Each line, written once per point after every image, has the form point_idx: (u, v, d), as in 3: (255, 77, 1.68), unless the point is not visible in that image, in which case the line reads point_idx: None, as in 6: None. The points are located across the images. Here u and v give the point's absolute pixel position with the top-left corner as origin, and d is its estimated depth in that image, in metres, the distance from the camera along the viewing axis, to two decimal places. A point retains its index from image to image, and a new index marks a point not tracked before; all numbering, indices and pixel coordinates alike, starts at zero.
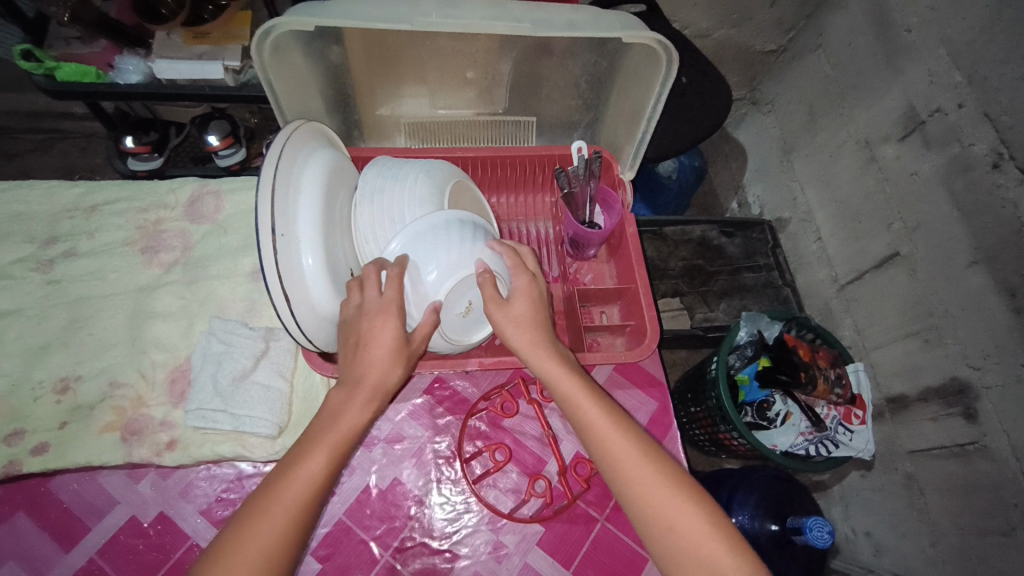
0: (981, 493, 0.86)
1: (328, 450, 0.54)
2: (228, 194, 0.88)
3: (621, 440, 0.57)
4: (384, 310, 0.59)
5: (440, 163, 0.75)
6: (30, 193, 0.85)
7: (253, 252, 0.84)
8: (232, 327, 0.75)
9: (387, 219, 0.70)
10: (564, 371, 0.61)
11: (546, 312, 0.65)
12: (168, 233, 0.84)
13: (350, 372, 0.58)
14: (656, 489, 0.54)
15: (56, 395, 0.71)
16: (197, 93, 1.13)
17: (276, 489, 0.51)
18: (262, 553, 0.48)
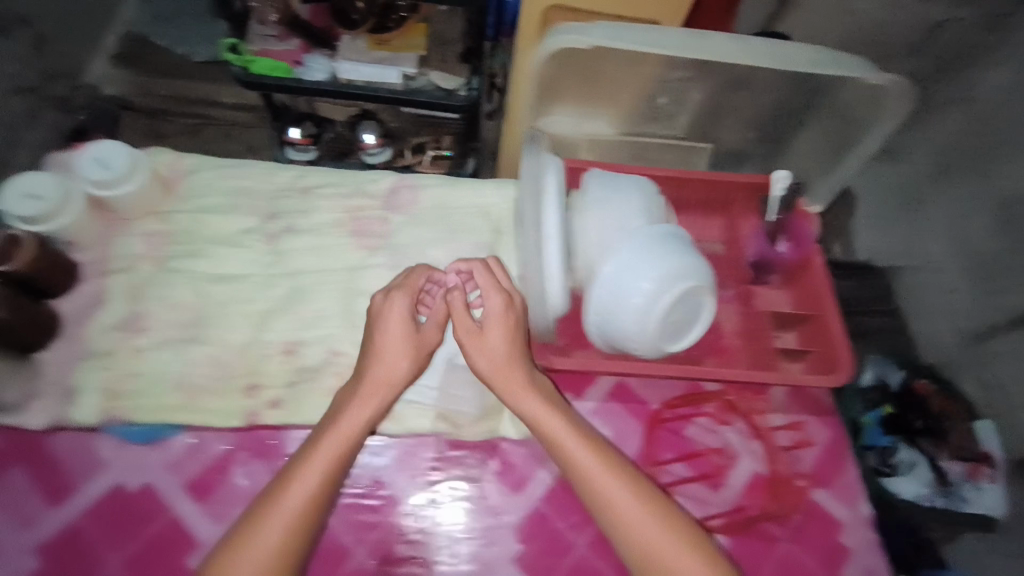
0: None
1: (342, 443, 0.65)
2: (423, 189, 0.92)
3: (595, 467, 0.65)
4: (394, 321, 0.72)
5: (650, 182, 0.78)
6: (250, 170, 0.89)
7: (449, 245, 0.89)
8: None
9: (613, 225, 0.72)
10: (544, 402, 0.69)
11: (522, 338, 0.72)
12: (370, 220, 0.89)
13: (359, 373, 0.71)
14: (625, 509, 0.62)
15: (283, 355, 0.77)
16: (372, 95, 1.17)
17: (294, 470, 0.63)
18: (284, 526, 0.59)
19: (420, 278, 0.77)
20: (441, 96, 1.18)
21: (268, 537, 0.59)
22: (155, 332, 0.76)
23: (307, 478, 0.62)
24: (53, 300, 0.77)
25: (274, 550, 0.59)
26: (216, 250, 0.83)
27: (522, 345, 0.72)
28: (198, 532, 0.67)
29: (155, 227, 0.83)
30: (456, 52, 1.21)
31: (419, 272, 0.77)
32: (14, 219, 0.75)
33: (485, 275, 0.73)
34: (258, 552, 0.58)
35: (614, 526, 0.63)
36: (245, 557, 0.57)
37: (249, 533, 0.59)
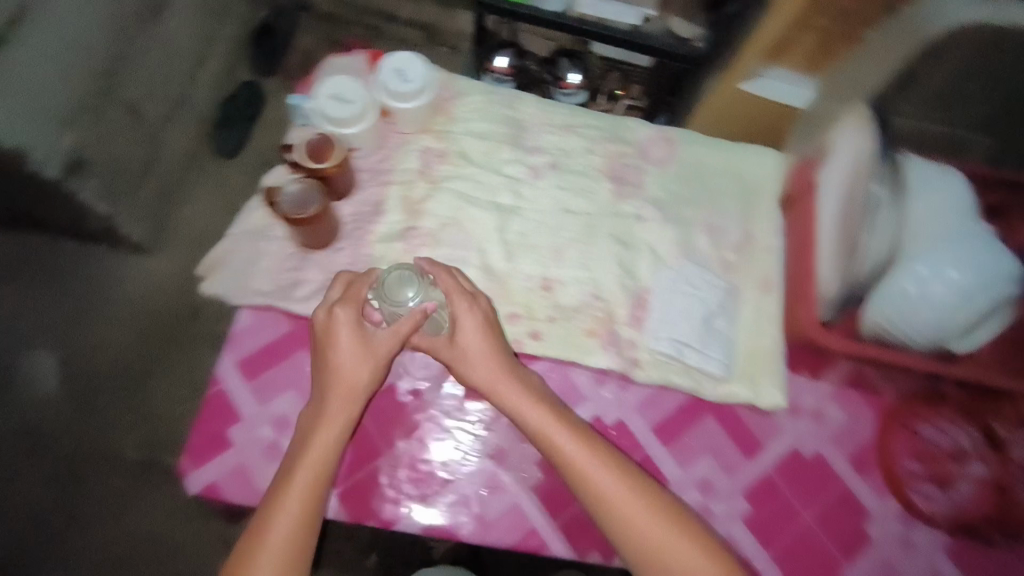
0: None
1: (314, 455, 0.63)
2: (682, 143, 0.92)
3: (602, 475, 0.62)
4: (339, 326, 0.68)
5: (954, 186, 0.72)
6: (524, 105, 0.92)
7: (710, 206, 0.88)
8: (695, 272, 0.82)
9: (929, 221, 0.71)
10: (536, 402, 0.68)
11: (493, 332, 0.72)
12: (630, 169, 0.90)
13: (318, 383, 0.68)
14: (648, 524, 0.60)
15: (542, 291, 0.81)
16: (600, 35, 1.01)
17: (272, 510, 0.59)
18: (296, 517, 0.59)
19: (364, 289, 0.70)
20: (674, 44, 0.99)
21: (278, 542, 0.57)
22: (436, 249, 0.80)
23: (303, 474, 0.61)
24: (339, 202, 0.82)
25: (287, 538, 0.57)
26: (485, 176, 0.86)
27: (497, 346, 0.71)
28: (465, 439, 0.75)
29: (431, 142, 0.87)
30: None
31: (359, 280, 0.72)
32: (320, 117, 0.81)
33: (445, 281, 0.72)
34: (281, 540, 0.57)
35: (640, 552, 0.59)
36: (265, 551, 0.56)
37: (262, 524, 0.58)
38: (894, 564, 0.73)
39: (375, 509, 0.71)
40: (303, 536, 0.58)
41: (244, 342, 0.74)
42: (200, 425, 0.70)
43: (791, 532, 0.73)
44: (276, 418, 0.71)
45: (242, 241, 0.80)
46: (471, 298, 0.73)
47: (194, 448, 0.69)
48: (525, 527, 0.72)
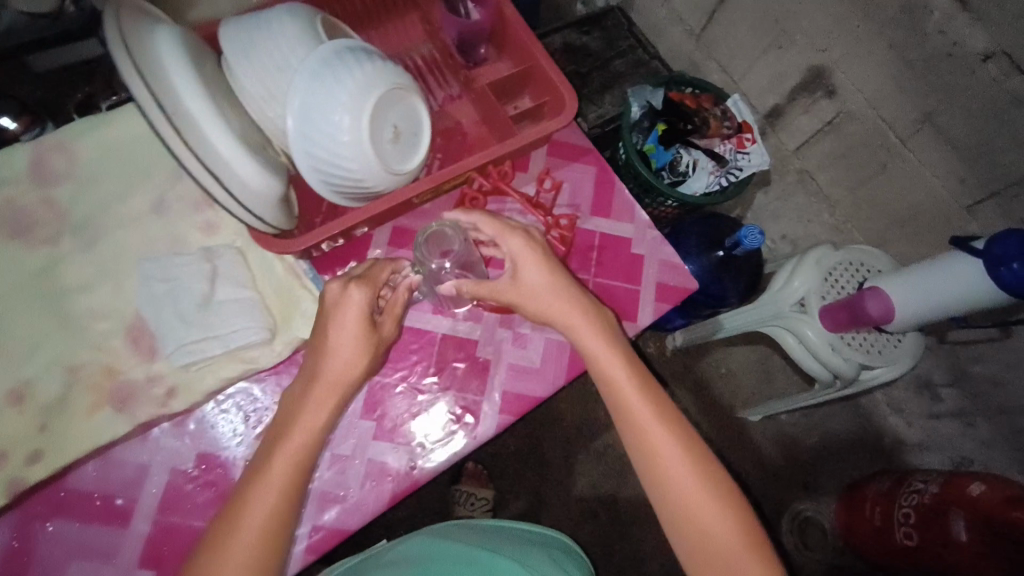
0: (862, 143, 1.12)
1: (303, 434, 0.59)
2: (75, 140, 0.72)
3: (657, 428, 0.62)
4: (351, 306, 0.62)
5: (292, 21, 0.63)
6: None
7: (146, 184, 0.73)
8: (166, 262, 0.70)
9: (273, 68, 0.62)
10: (326, 412, 0.60)
11: (555, 268, 0.69)
12: (26, 205, 0.69)
13: (313, 364, 0.62)
14: (672, 462, 0.60)
15: (13, 408, 0.64)
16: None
17: (234, 528, 0.54)
18: (257, 534, 0.54)
19: (383, 270, 0.66)
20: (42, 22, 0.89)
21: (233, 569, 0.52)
22: None
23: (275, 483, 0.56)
24: None
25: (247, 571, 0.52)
26: None
27: (566, 280, 0.68)
28: None
29: None
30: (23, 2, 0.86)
31: (380, 264, 0.68)
32: None
33: (492, 221, 0.68)
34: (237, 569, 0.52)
35: (670, 502, 0.60)
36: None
37: (236, 516, 0.54)
38: (515, 362, 0.78)
39: None
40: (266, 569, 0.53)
41: None
42: None
43: (421, 409, 0.75)
44: None
45: None
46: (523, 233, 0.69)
47: None
48: None
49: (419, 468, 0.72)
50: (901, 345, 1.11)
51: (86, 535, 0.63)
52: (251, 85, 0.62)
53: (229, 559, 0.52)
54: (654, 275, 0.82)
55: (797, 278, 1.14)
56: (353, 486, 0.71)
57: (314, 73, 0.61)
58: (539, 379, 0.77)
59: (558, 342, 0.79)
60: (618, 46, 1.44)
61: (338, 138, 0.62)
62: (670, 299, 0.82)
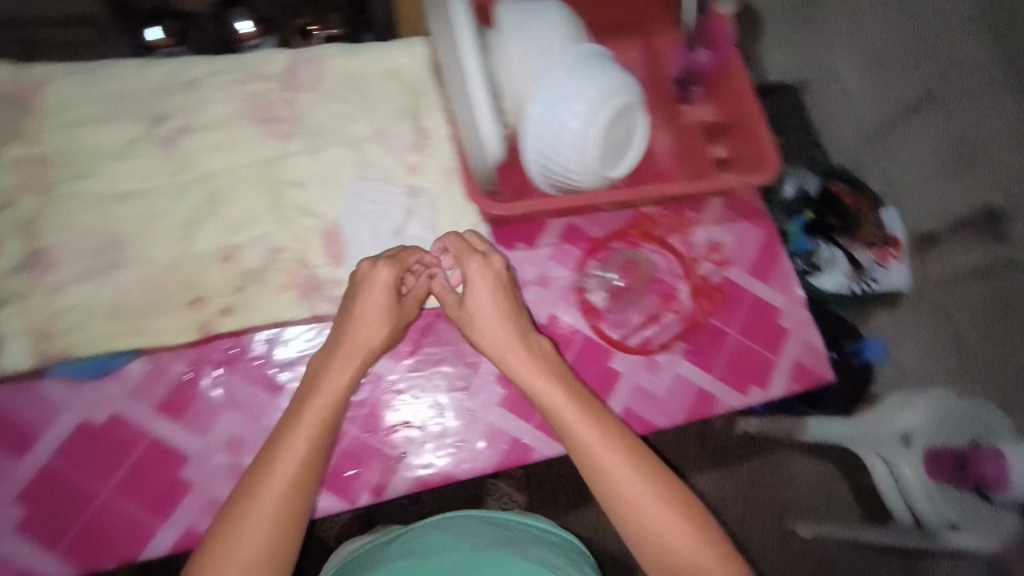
0: (1008, 303, 1.01)
1: (328, 397, 0.63)
2: (327, 61, 0.84)
3: (619, 467, 0.61)
4: (376, 282, 0.68)
5: (558, 16, 0.71)
6: (122, 70, 0.77)
7: (373, 117, 0.83)
8: (377, 187, 0.78)
9: (534, 50, 0.69)
10: (342, 369, 0.65)
11: (504, 286, 0.71)
12: (274, 103, 0.81)
13: (336, 330, 0.68)
14: (625, 483, 0.60)
15: (221, 263, 0.73)
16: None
17: (268, 465, 0.58)
18: (287, 484, 0.57)
19: (411, 254, 0.72)
20: None
21: (265, 503, 0.56)
22: (74, 265, 0.69)
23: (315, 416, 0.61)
24: None
25: (276, 510, 0.56)
26: (110, 167, 0.74)
27: (509, 305, 0.70)
28: (186, 443, 0.67)
29: (23, 152, 0.72)
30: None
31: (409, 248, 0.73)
32: None
33: (455, 241, 0.71)
34: (275, 494, 0.56)
35: (650, 542, 0.59)
36: (255, 508, 0.55)
37: (268, 462, 0.58)
38: (644, 387, 0.78)
39: (105, 553, 0.62)
40: (294, 511, 0.56)
41: None
42: None
43: None
44: None
45: None
46: (482, 256, 0.71)
47: None
48: None
49: (530, 446, 0.76)
50: (995, 520, 0.98)
51: (240, 391, 0.69)
52: (507, 65, 0.69)
53: (262, 499, 0.56)
54: (794, 353, 0.83)
55: (907, 412, 1.05)
56: (469, 439, 0.75)
57: (571, 66, 0.68)
58: (662, 409, 0.78)
59: (687, 383, 0.79)
60: (785, 123, 1.42)
61: (572, 129, 0.68)
62: (802, 382, 0.83)
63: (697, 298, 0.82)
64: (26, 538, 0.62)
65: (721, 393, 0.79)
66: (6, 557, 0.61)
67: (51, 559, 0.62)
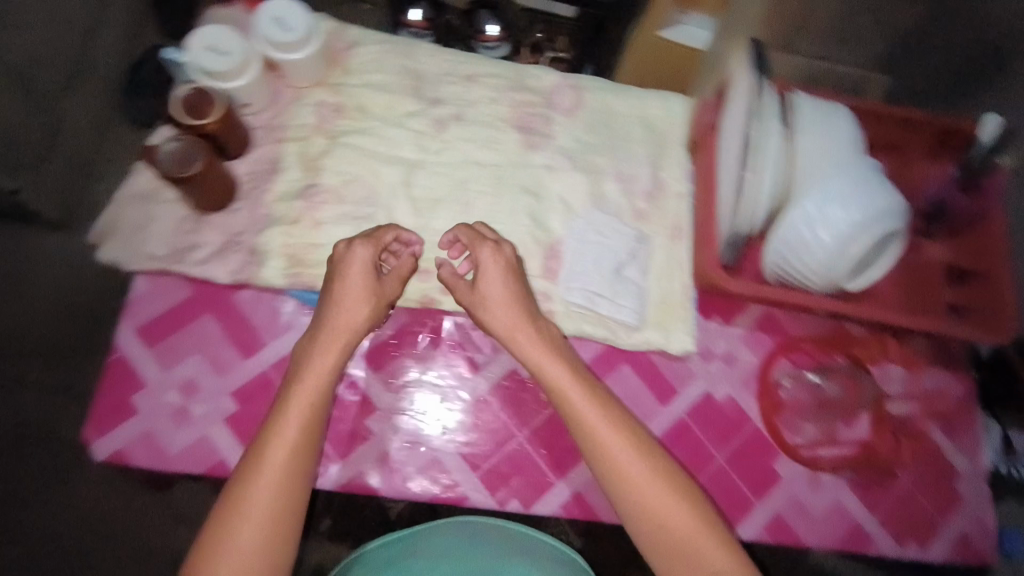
0: None
1: (314, 384, 0.62)
2: (590, 92, 0.89)
3: (647, 484, 0.61)
4: (355, 260, 0.68)
5: (849, 123, 0.71)
6: (420, 52, 0.85)
7: (618, 153, 0.86)
8: (608, 221, 0.81)
9: (822, 149, 0.69)
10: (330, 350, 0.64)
11: (518, 283, 0.70)
12: (535, 116, 0.86)
13: (320, 312, 0.67)
14: (654, 498, 0.60)
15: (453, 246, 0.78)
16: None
17: (254, 462, 0.58)
18: (274, 478, 0.58)
19: (387, 234, 0.71)
20: None
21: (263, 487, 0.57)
22: (336, 207, 0.77)
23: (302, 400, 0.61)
24: (231, 161, 0.77)
25: (270, 505, 0.57)
26: (387, 130, 0.81)
27: (523, 309, 0.68)
28: (380, 398, 0.73)
29: (326, 97, 0.81)
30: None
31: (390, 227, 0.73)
32: (198, 71, 0.73)
33: (469, 231, 0.72)
34: (274, 465, 0.58)
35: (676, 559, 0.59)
36: (251, 505, 0.56)
37: (256, 460, 0.58)
38: (800, 500, 0.76)
39: None
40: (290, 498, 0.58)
41: (141, 309, 0.72)
42: (103, 394, 0.69)
43: (706, 472, 0.75)
44: (184, 383, 0.70)
45: (126, 206, 0.75)
46: (494, 244, 0.71)
47: (99, 415, 0.68)
48: (444, 482, 0.71)
49: None
50: None
51: (437, 367, 0.75)
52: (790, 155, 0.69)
53: (251, 495, 0.56)
54: (961, 521, 0.78)
55: None
56: None
57: (858, 175, 0.68)
58: (812, 529, 0.75)
59: (843, 511, 0.76)
60: None
61: (839, 233, 0.67)
62: (962, 554, 0.77)
63: (877, 431, 0.79)
64: (231, 430, 0.69)
65: (876, 535, 0.76)
66: (211, 442, 0.68)
67: None
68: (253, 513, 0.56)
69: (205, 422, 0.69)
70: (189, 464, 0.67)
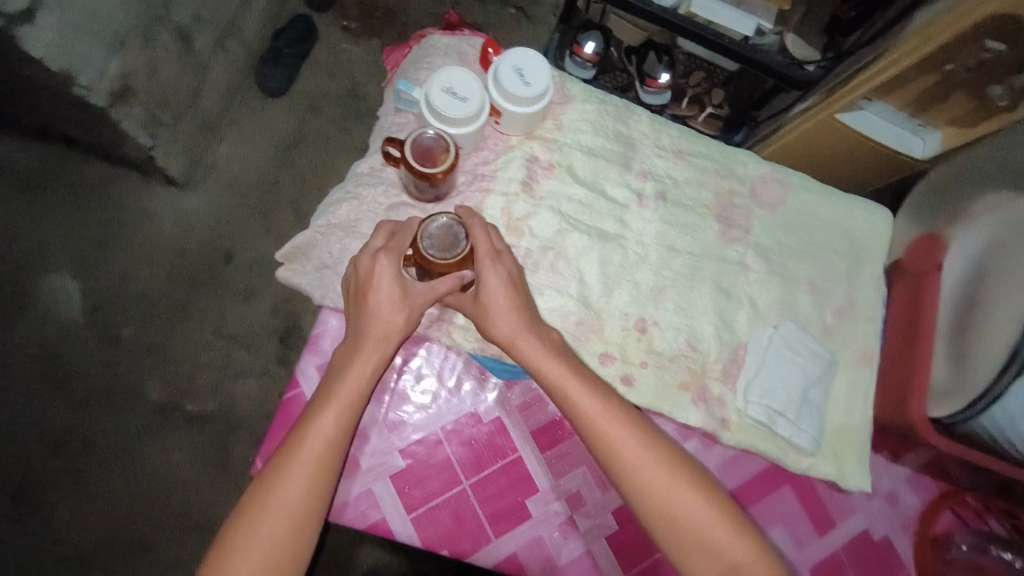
0: None
1: (352, 388, 0.62)
2: (794, 190, 0.86)
3: (698, 526, 0.58)
4: (383, 274, 0.64)
5: None
6: (634, 122, 0.84)
7: (814, 261, 0.84)
8: (796, 334, 0.79)
9: None
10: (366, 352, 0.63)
11: (522, 294, 0.67)
12: (738, 210, 0.84)
13: (356, 326, 0.64)
14: (693, 523, 0.58)
15: (637, 333, 0.77)
16: (709, 40, 0.96)
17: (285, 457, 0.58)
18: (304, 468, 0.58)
19: (406, 235, 0.66)
20: (784, 62, 0.95)
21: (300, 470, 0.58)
22: (533, 272, 0.76)
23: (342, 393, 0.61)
24: (436, 204, 0.76)
25: (299, 495, 0.57)
26: (591, 198, 0.80)
27: (530, 313, 0.67)
28: (543, 478, 0.72)
29: (539, 152, 0.80)
30: (822, 17, 0.97)
31: (400, 227, 0.68)
32: (429, 111, 0.72)
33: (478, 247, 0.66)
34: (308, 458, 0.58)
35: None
36: (281, 494, 0.57)
37: (283, 458, 0.59)
38: None
39: (448, 538, 0.69)
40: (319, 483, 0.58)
41: (324, 344, 0.72)
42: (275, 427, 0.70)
43: None
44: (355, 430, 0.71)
45: (325, 234, 0.74)
46: (497, 252, 0.68)
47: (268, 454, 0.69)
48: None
49: None
50: None
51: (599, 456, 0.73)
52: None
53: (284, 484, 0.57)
54: None
55: None
56: None
57: None
58: None
59: None
60: None
61: None
62: None
63: None
64: (395, 486, 0.70)
65: None
66: (375, 495, 0.69)
67: (405, 517, 0.69)
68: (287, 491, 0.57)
69: (371, 475, 0.70)
70: (354, 516, 0.68)
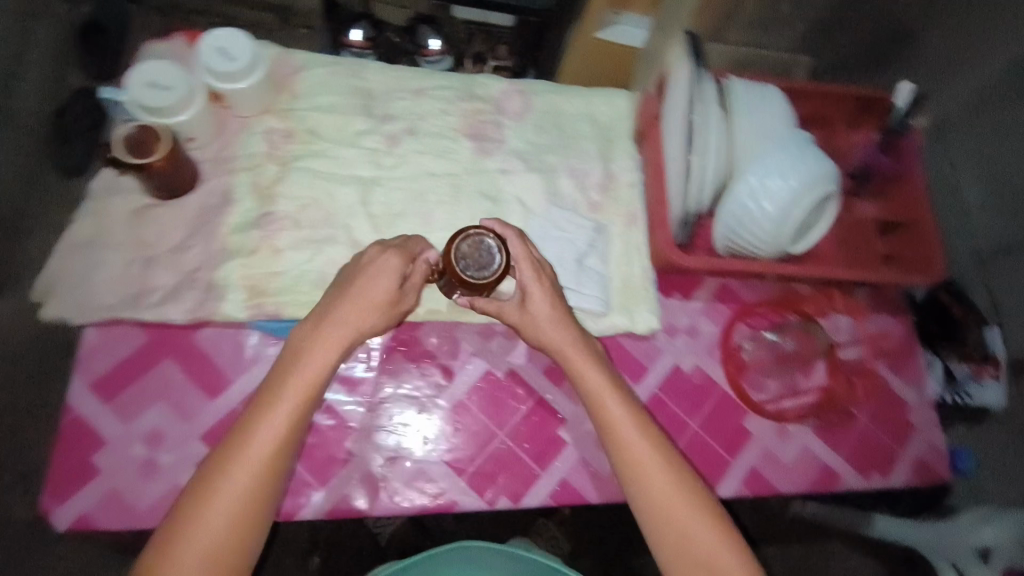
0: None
1: (296, 408, 0.58)
2: (536, 95, 0.92)
3: (656, 471, 0.61)
4: (380, 278, 0.64)
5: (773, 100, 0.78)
6: (367, 72, 0.87)
7: (569, 151, 0.90)
8: (563, 215, 0.85)
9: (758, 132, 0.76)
10: (306, 378, 0.59)
11: (557, 290, 0.70)
12: (487, 124, 0.89)
13: (310, 323, 0.63)
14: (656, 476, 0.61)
15: None
16: None
17: (210, 482, 0.54)
18: (237, 496, 0.54)
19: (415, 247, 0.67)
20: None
21: (225, 498, 0.54)
22: (296, 232, 0.77)
23: (280, 415, 0.57)
24: (180, 198, 0.76)
25: (220, 528, 0.53)
26: (340, 151, 0.82)
27: (564, 310, 0.69)
28: (358, 418, 0.73)
29: (275, 123, 0.81)
30: None
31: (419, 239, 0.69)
32: (138, 108, 0.72)
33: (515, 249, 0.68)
34: (240, 478, 0.54)
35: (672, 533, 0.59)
36: (200, 525, 0.52)
37: (207, 481, 0.54)
38: (772, 450, 0.81)
39: None
40: (248, 511, 0.54)
41: (95, 363, 0.69)
42: (59, 457, 0.66)
43: (680, 440, 0.79)
44: (148, 434, 0.68)
45: (64, 256, 0.71)
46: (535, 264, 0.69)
47: (59, 484, 0.65)
48: (431, 490, 0.72)
49: None
50: None
51: (408, 381, 0.76)
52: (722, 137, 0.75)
53: (206, 514, 0.53)
54: (918, 450, 0.84)
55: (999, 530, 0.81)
56: (604, 467, 0.76)
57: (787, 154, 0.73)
58: (786, 476, 0.80)
59: (812, 454, 0.82)
60: None
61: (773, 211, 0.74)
62: (922, 478, 0.84)
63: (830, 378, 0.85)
64: None
65: (842, 471, 0.82)
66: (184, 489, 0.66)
67: None
68: (207, 521, 0.53)
69: (174, 471, 0.67)
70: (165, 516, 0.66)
